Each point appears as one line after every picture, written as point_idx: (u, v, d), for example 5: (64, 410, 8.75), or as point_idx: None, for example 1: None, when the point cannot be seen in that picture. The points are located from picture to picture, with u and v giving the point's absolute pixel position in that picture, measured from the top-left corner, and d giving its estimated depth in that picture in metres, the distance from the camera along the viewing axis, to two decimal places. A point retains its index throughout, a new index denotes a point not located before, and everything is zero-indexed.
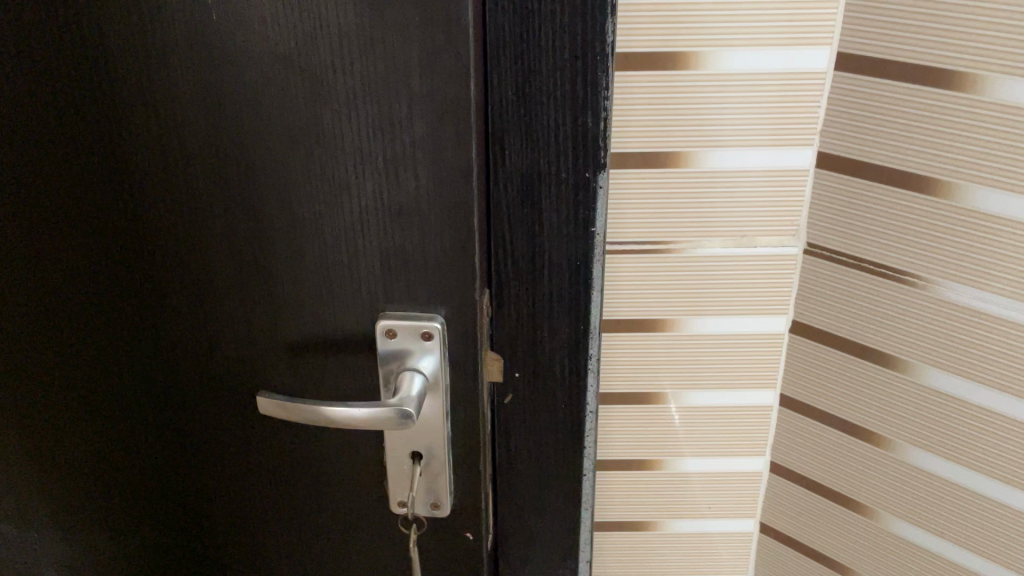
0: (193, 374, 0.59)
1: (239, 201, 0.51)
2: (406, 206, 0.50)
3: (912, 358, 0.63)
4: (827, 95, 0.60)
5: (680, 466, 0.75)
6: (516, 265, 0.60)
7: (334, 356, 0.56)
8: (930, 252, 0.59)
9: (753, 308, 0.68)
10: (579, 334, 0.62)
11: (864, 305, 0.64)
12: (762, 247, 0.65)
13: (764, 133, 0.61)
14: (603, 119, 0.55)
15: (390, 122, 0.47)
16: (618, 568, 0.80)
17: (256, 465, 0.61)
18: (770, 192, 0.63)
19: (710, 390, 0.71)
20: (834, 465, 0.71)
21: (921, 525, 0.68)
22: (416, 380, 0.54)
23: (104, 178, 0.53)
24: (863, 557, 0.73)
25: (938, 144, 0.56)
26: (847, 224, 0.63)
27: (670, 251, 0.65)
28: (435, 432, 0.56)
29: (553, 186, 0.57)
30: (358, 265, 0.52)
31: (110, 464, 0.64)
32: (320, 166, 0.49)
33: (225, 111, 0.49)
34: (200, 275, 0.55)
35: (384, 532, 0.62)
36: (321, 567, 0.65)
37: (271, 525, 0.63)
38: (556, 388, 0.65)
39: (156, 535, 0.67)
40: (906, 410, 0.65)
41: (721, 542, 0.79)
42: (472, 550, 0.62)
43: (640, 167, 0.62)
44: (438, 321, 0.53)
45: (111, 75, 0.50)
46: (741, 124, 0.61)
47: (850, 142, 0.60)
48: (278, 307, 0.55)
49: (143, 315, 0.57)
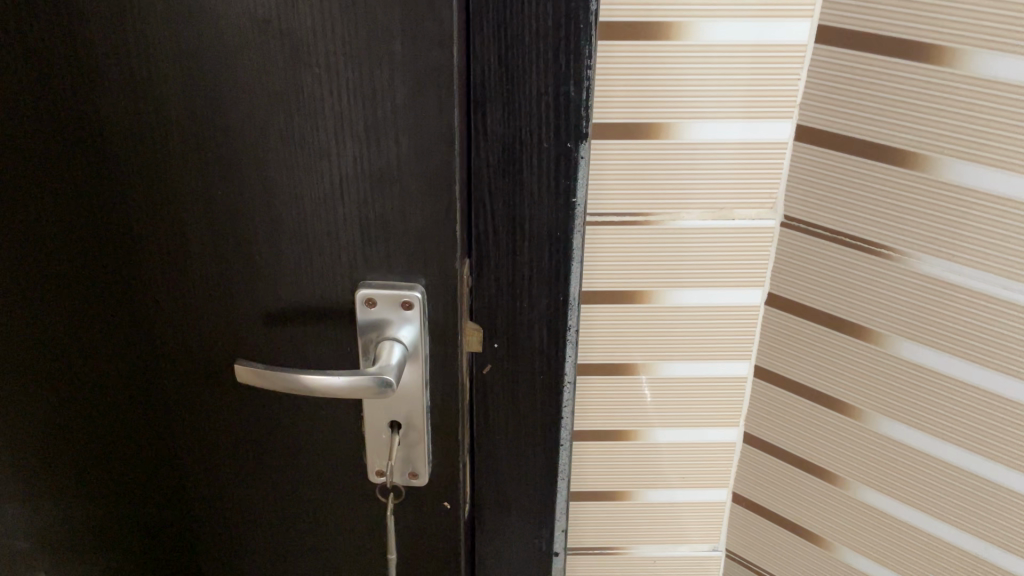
0: (169, 340, 0.58)
1: (218, 167, 0.51)
2: (388, 172, 0.50)
3: (884, 330, 0.64)
4: (807, 67, 0.60)
5: (653, 436, 0.75)
6: (498, 237, 0.58)
7: (314, 324, 0.56)
8: (905, 224, 0.60)
9: (729, 281, 0.67)
10: (558, 305, 0.61)
11: (840, 278, 0.65)
12: (739, 219, 0.65)
13: (738, 106, 0.61)
14: (586, 89, 0.53)
15: (371, 87, 0.48)
16: (591, 540, 0.80)
17: (233, 433, 0.61)
18: (743, 165, 0.63)
19: (686, 361, 0.71)
20: (807, 437, 0.72)
21: (890, 493, 0.69)
22: (397, 349, 0.54)
23: (75, 150, 0.53)
24: (830, 525, 0.74)
25: (917, 117, 0.57)
26: (825, 196, 0.63)
27: (649, 222, 0.65)
28: (413, 400, 0.57)
29: (535, 156, 0.56)
30: (338, 232, 0.53)
31: (80, 440, 0.64)
32: (300, 131, 0.50)
33: (203, 77, 0.49)
34: (178, 242, 0.54)
35: (360, 500, 0.63)
36: (296, 533, 0.65)
37: (247, 495, 0.63)
38: (535, 360, 0.63)
39: (129, 508, 0.66)
40: (877, 380, 0.66)
41: (690, 514, 0.79)
42: (448, 517, 0.63)
43: (621, 137, 0.62)
44: (419, 290, 0.54)
45: (87, 41, 0.49)
46: (721, 97, 0.60)
47: (831, 114, 0.60)
48: (257, 270, 0.54)
49: (115, 289, 0.57)
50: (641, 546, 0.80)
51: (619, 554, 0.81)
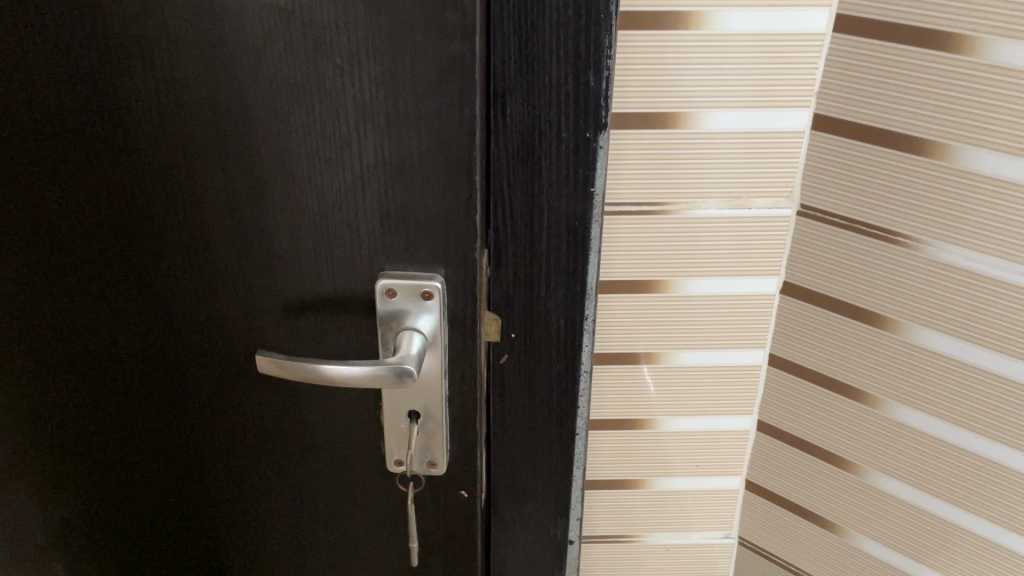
0: (189, 331, 0.58)
1: (239, 159, 0.51)
2: (408, 163, 0.50)
3: (901, 317, 0.64)
4: (825, 56, 0.60)
5: (669, 425, 0.75)
6: (515, 227, 0.59)
7: (335, 314, 0.56)
8: (923, 212, 0.60)
9: (746, 270, 0.68)
10: (575, 295, 0.61)
11: (856, 266, 0.65)
12: (757, 208, 0.65)
13: (746, 96, 0.61)
14: (605, 78, 0.53)
15: (392, 78, 0.48)
16: (605, 527, 0.80)
17: (252, 423, 0.61)
18: (750, 154, 0.63)
19: (700, 350, 0.71)
20: (821, 425, 0.73)
21: (904, 480, 0.69)
22: (416, 339, 0.55)
23: (97, 146, 0.53)
24: (843, 512, 0.75)
25: (936, 105, 0.57)
26: (840, 185, 0.63)
27: (666, 212, 0.65)
28: (433, 390, 0.57)
29: (553, 146, 0.56)
30: (358, 222, 0.53)
31: (102, 434, 0.65)
32: (321, 122, 0.50)
33: (225, 68, 0.49)
34: (197, 234, 0.55)
35: (380, 489, 0.63)
36: (314, 522, 0.65)
37: (268, 487, 0.64)
38: (551, 350, 0.64)
39: (146, 498, 0.67)
40: (893, 367, 0.66)
41: (704, 501, 0.80)
42: (466, 506, 0.64)
43: (639, 127, 0.62)
44: (438, 280, 0.54)
45: (107, 34, 0.49)
46: (716, 83, 0.60)
47: (848, 103, 0.60)
48: (276, 260, 0.55)
49: (136, 283, 0.57)
50: (654, 533, 0.81)
51: (632, 542, 0.81)
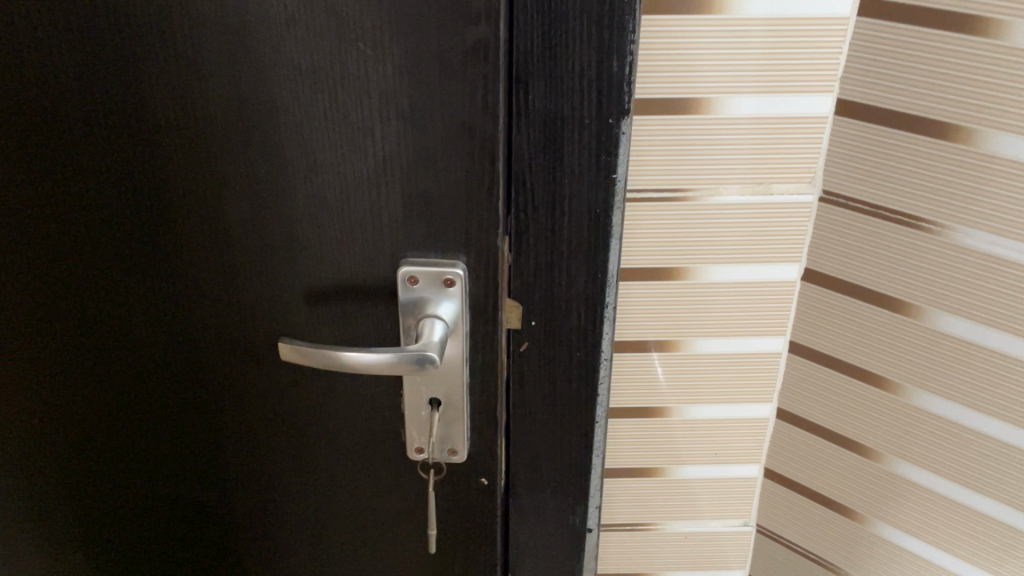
0: (210, 318, 0.59)
1: (262, 145, 0.51)
2: (431, 149, 0.50)
3: (925, 303, 0.64)
4: (849, 41, 0.60)
5: (689, 413, 0.75)
6: (537, 214, 0.58)
7: (357, 302, 0.56)
8: (948, 197, 0.60)
9: (767, 258, 0.67)
10: (596, 283, 0.61)
11: (879, 252, 0.65)
12: (779, 194, 0.65)
13: (748, 78, 0.60)
14: (629, 64, 0.53)
15: (416, 63, 0.48)
16: (624, 515, 0.80)
17: (274, 411, 0.62)
18: (753, 140, 0.63)
19: (720, 338, 0.71)
20: (841, 412, 0.73)
21: (926, 466, 0.70)
22: (438, 327, 0.55)
23: (120, 131, 0.53)
24: (863, 499, 0.75)
25: (961, 89, 0.57)
26: (863, 172, 0.63)
27: (687, 198, 0.65)
28: (454, 378, 0.57)
29: (575, 132, 0.55)
30: (381, 209, 0.53)
31: (121, 420, 0.65)
32: (345, 108, 0.50)
33: (248, 54, 0.49)
34: (219, 221, 0.55)
35: (401, 477, 0.63)
36: (334, 509, 0.65)
37: (289, 474, 0.64)
38: (572, 338, 0.64)
39: (167, 485, 0.67)
40: (915, 354, 0.66)
41: (723, 492, 0.79)
42: (487, 493, 0.64)
43: (661, 113, 0.62)
44: (461, 268, 0.54)
45: (130, 20, 0.49)
46: (720, 70, 0.60)
47: (872, 88, 0.60)
48: (298, 247, 0.55)
49: (158, 270, 0.58)
50: (673, 522, 0.81)
51: (651, 530, 0.81)
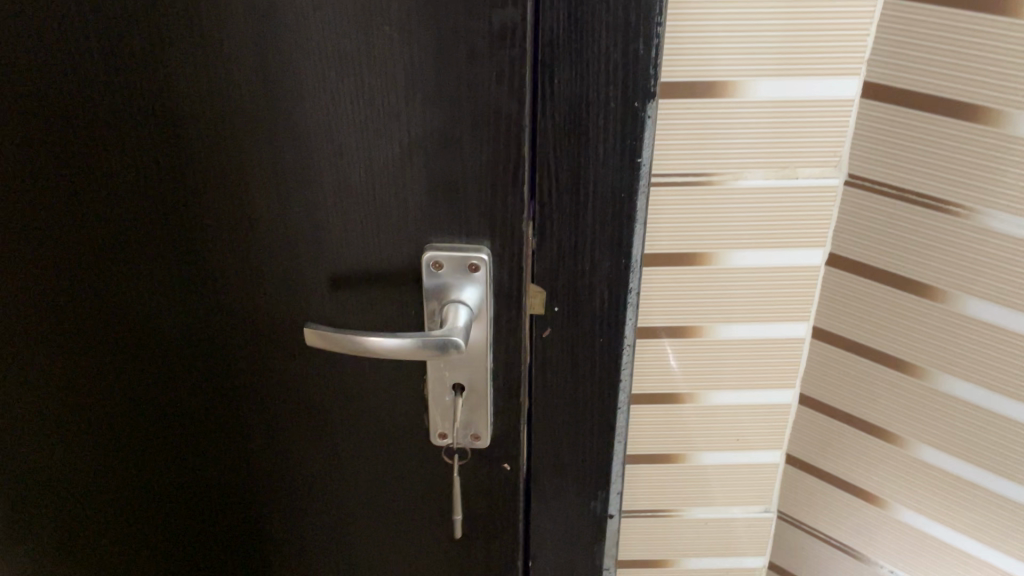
0: (236, 304, 0.59)
1: (288, 130, 0.51)
2: (456, 133, 0.50)
3: (951, 287, 0.64)
4: (876, 23, 0.59)
5: (711, 399, 0.75)
6: (561, 199, 0.58)
7: (383, 286, 0.56)
8: (976, 180, 0.60)
9: (791, 242, 0.67)
10: (619, 268, 0.61)
11: (905, 236, 0.65)
12: (805, 177, 0.65)
13: (767, 58, 0.60)
14: (655, 46, 0.53)
15: (443, 46, 0.47)
16: (645, 500, 0.81)
17: (299, 396, 0.62)
18: (775, 127, 0.62)
19: (744, 323, 0.71)
20: (864, 397, 0.73)
21: (950, 451, 0.69)
22: (462, 312, 0.54)
23: (143, 117, 0.53)
24: (886, 484, 0.75)
25: (989, 71, 0.56)
26: (888, 155, 0.63)
27: (711, 182, 0.64)
28: (478, 363, 0.57)
29: (600, 116, 0.55)
30: (406, 194, 0.53)
31: (144, 406, 0.65)
32: (371, 92, 0.49)
33: (274, 38, 0.49)
34: (245, 207, 0.55)
35: (425, 462, 0.63)
36: (358, 494, 0.66)
37: (314, 460, 0.65)
38: (595, 324, 0.64)
39: (193, 471, 0.68)
40: (940, 338, 0.66)
41: (744, 476, 0.80)
42: (511, 478, 0.64)
43: (686, 97, 0.61)
44: (485, 253, 0.54)
45: (156, 4, 0.49)
46: (738, 54, 0.60)
47: (899, 71, 0.60)
48: (323, 232, 0.55)
49: (184, 256, 0.58)
50: (694, 506, 0.81)
51: (671, 515, 0.82)
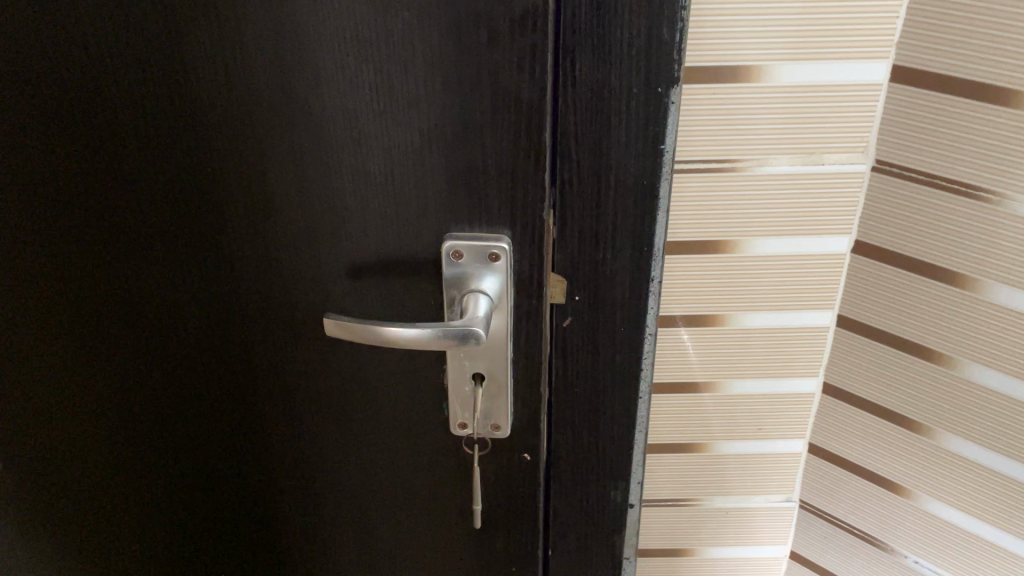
0: (255, 293, 0.58)
1: (306, 117, 0.51)
2: (476, 120, 0.49)
3: (980, 275, 0.63)
4: (907, 5, 0.58)
5: (733, 388, 0.74)
6: (583, 186, 0.57)
7: (402, 276, 0.56)
8: (1008, 166, 0.58)
9: (816, 229, 0.66)
10: (641, 256, 0.60)
11: (932, 223, 0.63)
12: (830, 164, 0.64)
13: (791, 41, 0.59)
14: (678, 30, 0.52)
15: (462, 31, 0.46)
16: (665, 489, 0.80)
17: (318, 386, 0.61)
18: (795, 109, 0.61)
19: (768, 312, 0.70)
20: (889, 386, 0.72)
21: (977, 441, 0.68)
22: (482, 302, 0.54)
23: (160, 107, 0.53)
24: (910, 473, 0.74)
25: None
26: (917, 140, 0.62)
27: (735, 168, 0.63)
28: (498, 354, 0.57)
29: (622, 102, 0.54)
30: (426, 182, 0.52)
31: (164, 396, 0.65)
32: (390, 78, 0.49)
33: (292, 24, 0.48)
34: (263, 196, 0.54)
35: (445, 453, 0.63)
36: (378, 484, 0.65)
37: (333, 450, 0.64)
38: (616, 312, 0.63)
39: (212, 460, 0.68)
40: (968, 326, 0.65)
41: (766, 465, 0.79)
42: (532, 468, 0.63)
43: (710, 82, 0.60)
44: (506, 242, 0.53)
45: None
46: (763, 38, 0.58)
47: (930, 53, 0.59)
48: (343, 221, 0.54)
49: (203, 246, 0.57)
50: (715, 495, 0.81)
51: (692, 505, 0.81)
